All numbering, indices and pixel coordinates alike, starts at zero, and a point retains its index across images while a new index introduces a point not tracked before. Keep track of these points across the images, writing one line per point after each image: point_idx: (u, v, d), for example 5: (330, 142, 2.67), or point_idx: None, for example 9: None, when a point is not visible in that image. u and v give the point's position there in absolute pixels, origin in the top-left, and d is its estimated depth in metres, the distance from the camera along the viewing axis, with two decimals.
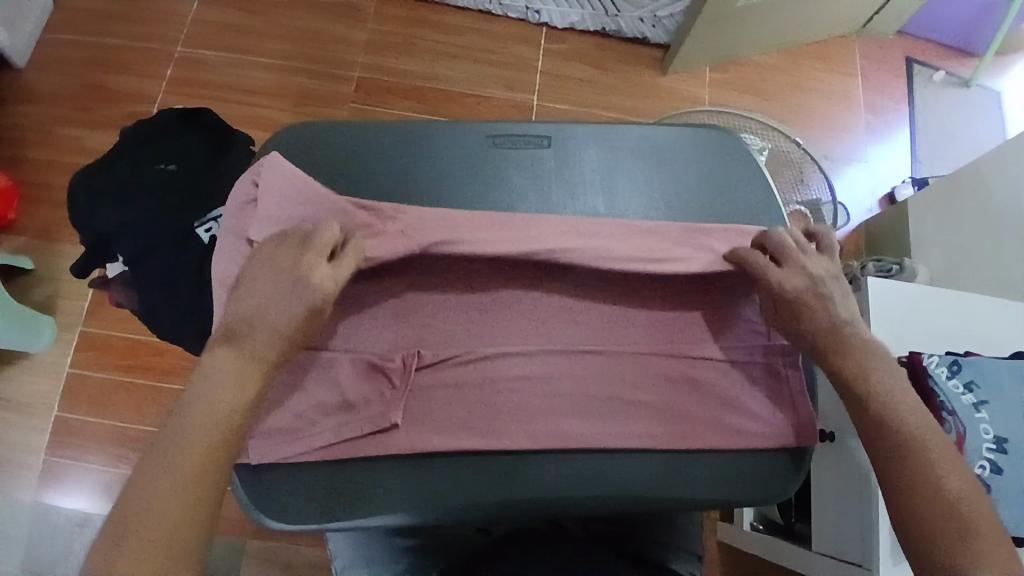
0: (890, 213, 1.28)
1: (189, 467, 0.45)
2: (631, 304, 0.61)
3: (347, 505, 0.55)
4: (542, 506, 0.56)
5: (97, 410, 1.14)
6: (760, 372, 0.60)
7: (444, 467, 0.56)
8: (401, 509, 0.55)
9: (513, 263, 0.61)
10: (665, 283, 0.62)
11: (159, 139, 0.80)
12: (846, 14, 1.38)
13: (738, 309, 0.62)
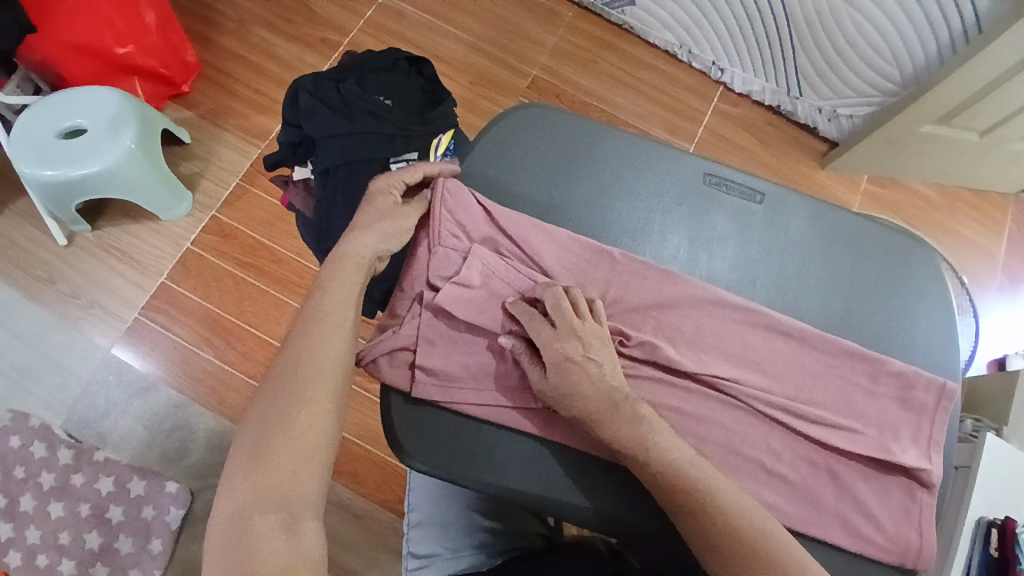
0: (997, 380, 1.25)
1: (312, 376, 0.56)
2: (793, 374, 0.63)
3: (477, 460, 0.61)
4: (645, 531, 0.61)
5: (201, 290, 1.19)
6: (900, 486, 0.61)
7: (571, 463, 0.62)
8: (518, 483, 0.61)
9: (691, 301, 0.63)
10: (826, 371, 0.63)
11: (383, 73, 0.85)
12: (1016, 174, 1.36)
13: (891, 418, 0.62)
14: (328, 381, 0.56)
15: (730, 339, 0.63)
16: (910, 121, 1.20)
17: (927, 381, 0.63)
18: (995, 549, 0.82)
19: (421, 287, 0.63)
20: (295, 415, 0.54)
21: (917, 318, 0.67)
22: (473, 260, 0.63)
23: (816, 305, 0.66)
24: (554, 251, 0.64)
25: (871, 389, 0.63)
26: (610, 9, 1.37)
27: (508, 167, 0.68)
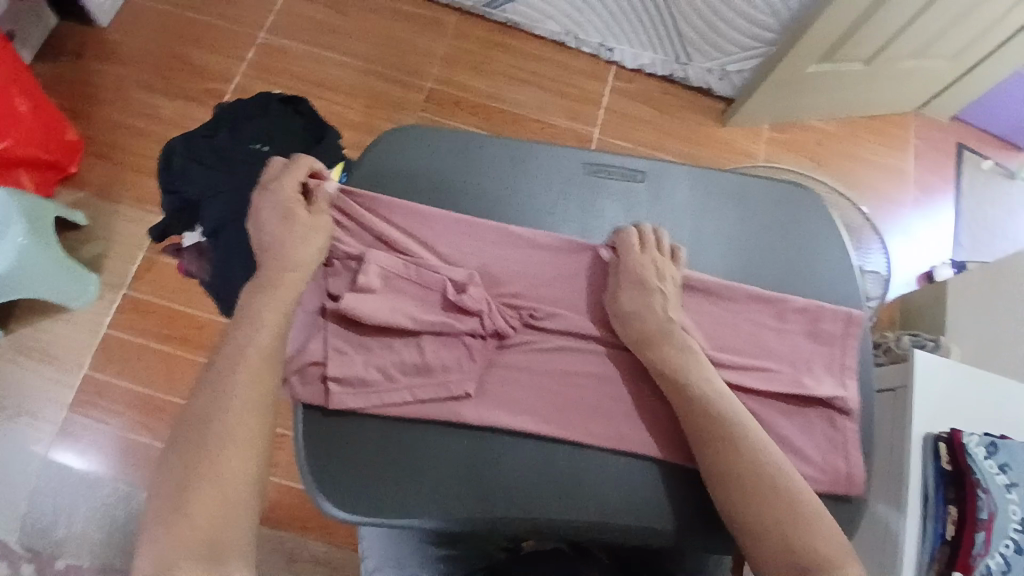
0: (926, 292, 1.30)
1: (238, 402, 0.55)
2: (702, 330, 0.65)
3: (393, 501, 0.59)
4: (576, 530, 0.60)
5: (129, 373, 1.14)
6: (821, 425, 0.63)
7: (489, 482, 0.60)
8: (437, 515, 0.59)
9: (589, 271, 0.66)
10: (728, 320, 0.65)
11: (257, 118, 0.82)
12: (908, 93, 1.42)
13: (801, 354, 0.64)
14: (252, 410, 0.56)
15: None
16: (795, 64, 1.23)
17: (828, 313, 0.66)
18: (947, 461, 0.84)
19: (323, 302, 0.64)
20: (214, 459, 0.53)
21: (809, 259, 0.70)
22: (370, 264, 0.64)
23: (712, 263, 0.68)
24: (451, 243, 0.66)
25: (778, 328, 0.65)
26: (491, 9, 1.37)
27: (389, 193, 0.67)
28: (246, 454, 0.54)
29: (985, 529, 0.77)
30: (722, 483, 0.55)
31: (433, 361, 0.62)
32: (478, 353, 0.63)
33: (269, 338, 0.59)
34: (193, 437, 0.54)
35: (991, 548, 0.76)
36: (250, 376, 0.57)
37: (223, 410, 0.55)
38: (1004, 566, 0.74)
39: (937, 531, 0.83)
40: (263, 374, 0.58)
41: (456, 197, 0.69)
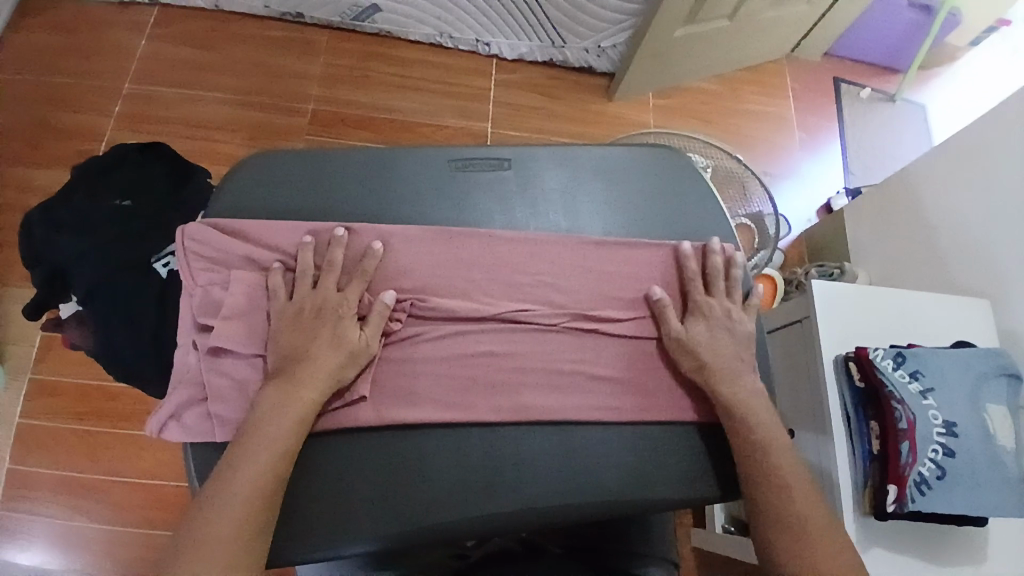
0: (827, 225, 1.36)
1: (251, 472, 0.54)
2: (591, 283, 0.68)
3: (320, 535, 0.58)
4: (508, 521, 0.60)
5: (48, 459, 1.09)
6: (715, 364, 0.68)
7: (414, 495, 0.60)
8: (367, 538, 0.58)
9: (473, 256, 0.67)
10: (610, 274, 0.69)
11: (115, 174, 0.80)
12: (778, 39, 1.48)
13: (681, 292, 0.69)
14: (263, 481, 0.54)
15: (524, 268, 0.68)
16: (664, 30, 1.27)
17: (707, 251, 0.70)
18: (859, 379, 0.88)
19: (193, 333, 0.62)
20: (221, 522, 0.52)
21: (680, 213, 0.73)
22: (237, 284, 0.63)
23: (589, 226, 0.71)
24: (318, 248, 0.65)
25: (656, 273, 0.70)
26: (361, 21, 1.36)
27: (255, 223, 0.65)
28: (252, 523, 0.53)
29: (909, 438, 0.83)
30: (740, 429, 0.62)
31: (308, 375, 0.59)
32: (358, 351, 0.61)
33: (292, 409, 0.57)
34: (202, 510, 0.52)
35: (918, 455, 0.82)
36: (275, 441, 0.56)
37: (240, 475, 0.54)
38: (937, 470, 0.81)
39: (864, 449, 0.87)
40: (284, 441, 0.56)
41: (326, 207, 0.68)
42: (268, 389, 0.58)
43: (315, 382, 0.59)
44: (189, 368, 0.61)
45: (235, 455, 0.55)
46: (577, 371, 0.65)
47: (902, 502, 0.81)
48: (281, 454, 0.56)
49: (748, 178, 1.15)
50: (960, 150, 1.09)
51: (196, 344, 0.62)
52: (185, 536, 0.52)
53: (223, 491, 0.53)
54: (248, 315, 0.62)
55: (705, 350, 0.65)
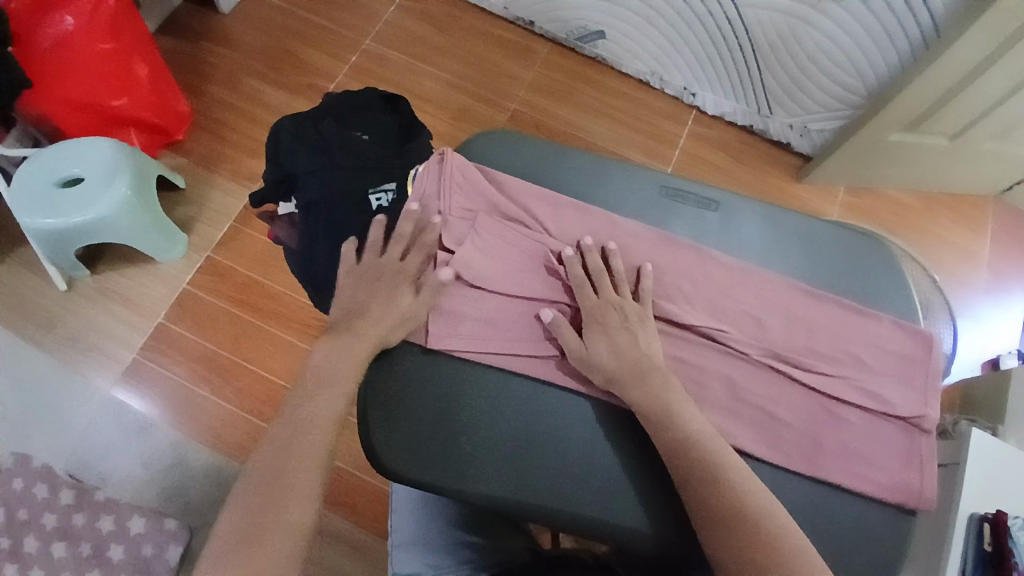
0: (990, 379, 1.25)
1: (303, 439, 0.59)
2: (793, 333, 0.68)
3: (447, 474, 0.64)
4: (609, 528, 0.64)
5: (198, 329, 1.22)
6: (884, 466, 0.65)
7: (535, 470, 0.65)
8: (485, 492, 0.64)
9: (680, 271, 0.69)
10: (811, 334, 0.68)
11: (359, 112, 0.90)
12: (992, 175, 1.39)
13: (875, 378, 0.67)
14: (308, 446, 0.59)
15: (720, 299, 0.69)
16: (878, 131, 1.23)
17: (909, 345, 0.69)
18: (988, 543, 0.81)
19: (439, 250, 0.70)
20: (302, 430, 0.60)
21: (870, 303, 0.71)
22: (482, 223, 0.70)
23: (795, 281, 0.70)
24: (557, 220, 0.71)
25: (864, 346, 0.68)
26: (583, 43, 1.44)
27: (506, 176, 0.73)
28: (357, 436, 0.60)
29: None
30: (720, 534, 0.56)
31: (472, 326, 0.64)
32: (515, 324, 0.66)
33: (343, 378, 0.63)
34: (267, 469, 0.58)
35: None
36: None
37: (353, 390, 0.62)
38: None
39: None
40: (354, 372, 0.64)
41: (569, 187, 0.75)
42: (430, 333, 0.64)
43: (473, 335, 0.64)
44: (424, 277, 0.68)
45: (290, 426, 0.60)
46: (738, 423, 0.65)
47: None
48: (324, 428, 0.61)
49: None
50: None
51: (437, 259, 0.69)
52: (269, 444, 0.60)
53: (285, 452, 0.59)
54: (486, 254, 0.69)
55: (679, 436, 0.60)
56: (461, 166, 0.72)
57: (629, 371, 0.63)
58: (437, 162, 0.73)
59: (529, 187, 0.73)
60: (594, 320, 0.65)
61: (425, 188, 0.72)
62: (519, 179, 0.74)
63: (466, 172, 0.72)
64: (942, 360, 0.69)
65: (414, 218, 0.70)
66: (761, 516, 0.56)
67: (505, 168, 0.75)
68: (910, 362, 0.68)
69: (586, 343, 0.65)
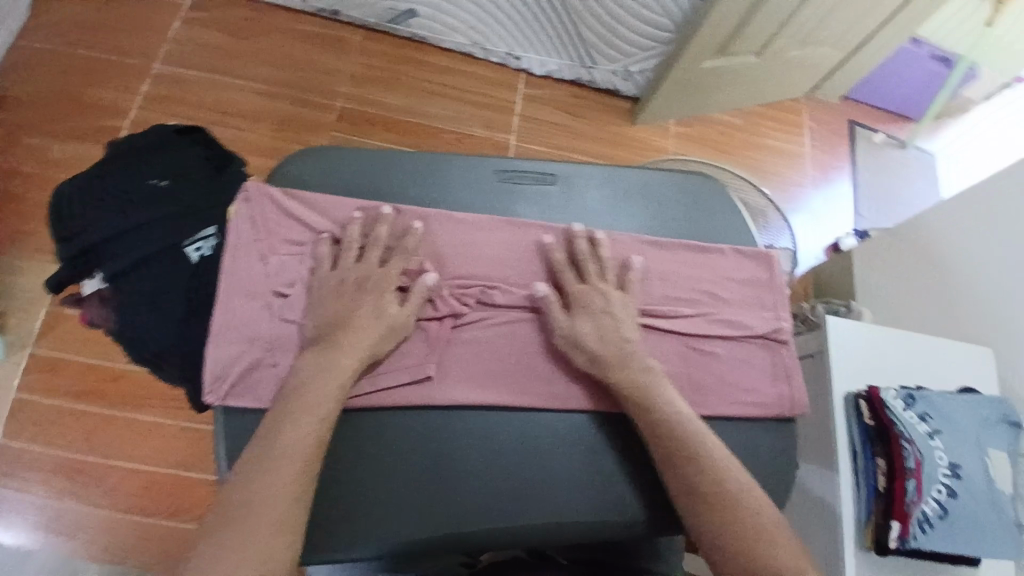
0: (836, 263, 1.39)
1: (279, 479, 0.52)
2: (652, 287, 0.70)
3: (341, 535, 0.58)
4: (530, 534, 0.61)
5: (43, 437, 1.07)
6: (761, 387, 0.69)
7: (437, 498, 0.60)
8: (384, 540, 0.58)
9: (536, 254, 0.69)
10: (668, 283, 0.70)
11: (153, 154, 0.80)
12: (799, 79, 1.52)
13: (733, 308, 0.71)
14: (285, 487, 0.52)
15: (581, 272, 0.69)
16: (693, 60, 1.29)
17: (754, 269, 0.73)
18: (869, 417, 0.87)
19: (268, 296, 0.63)
20: (280, 473, 0.53)
21: (714, 237, 0.74)
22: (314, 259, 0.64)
23: (643, 235, 0.72)
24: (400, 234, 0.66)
25: (716, 281, 0.71)
26: (396, 24, 1.37)
27: (325, 196, 0.67)
28: (300, 480, 0.53)
29: (915, 477, 0.82)
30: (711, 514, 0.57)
31: (352, 341, 0.60)
32: (401, 325, 0.62)
33: (324, 395, 0.57)
34: (222, 521, 0.51)
35: (923, 495, 0.81)
36: (319, 404, 0.57)
37: (286, 437, 0.54)
38: (940, 511, 0.81)
39: (870, 486, 0.86)
40: (329, 403, 0.57)
41: (401, 192, 0.69)
42: (306, 356, 0.59)
43: (357, 348, 0.60)
44: (261, 333, 0.62)
45: (254, 465, 0.53)
46: None
47: (904, 539, 0.80)
48: (302, 464, 0.54)
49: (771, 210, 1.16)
50: (981, 197, 1.10)
51: (271, 309, 0.63)
52: (238, 489, 0.52)
53: (244, 500, 0.51)
54: (325, 292, 0.63)
55: (658, 423, 0.60)
56: (277, 198, 0.65)
57: (612, 352, 0.63)
58: (243, 201, 0.64)
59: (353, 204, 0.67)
60: (578, 305, 0.65)
61: (240, 234, 0.63)
62: (340, 197, 0.68)
63: (281, 204, 0.65)
64: (783, 274, 0.74)
65: (236, 271, 0.62)
66: (736, 489, 0.57)
67: (323, 187, 0.68)
68: (762, 288, 0.72)
69: (573, 324, 0.64)
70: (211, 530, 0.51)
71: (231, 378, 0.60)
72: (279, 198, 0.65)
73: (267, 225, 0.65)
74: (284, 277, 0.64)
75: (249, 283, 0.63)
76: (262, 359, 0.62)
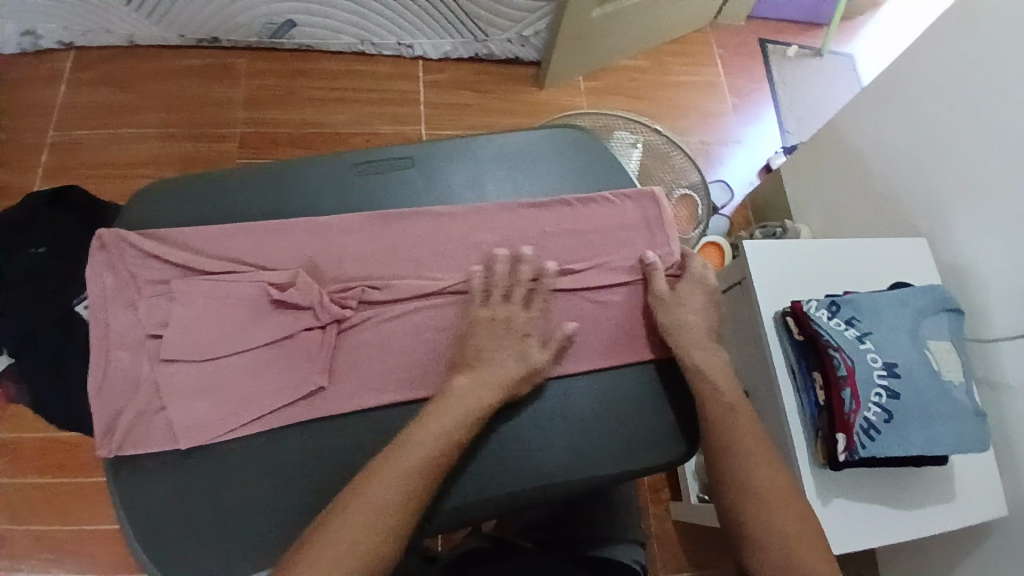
0: (769, 184, 1.37)
1: (365, 524, 0.52)
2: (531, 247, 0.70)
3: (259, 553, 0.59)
4: (451, 514, 0.62)
5: (12, 522, 1.07)
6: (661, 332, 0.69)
7: None
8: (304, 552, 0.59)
9: (408, 239, 0.68)
10: (548, 245, 0.70)
11: (29, 224, 0.80)
12: (697, 9, 1.50)
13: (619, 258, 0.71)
14: (374, 534, 0.52)
15: (458, 249, 0.68)
16: (580, 13, 1.27)
17: (636, 211, 0.72)
18: (798, 333, 0.87)
19: (143, 341, 0.63)
20: (368, 520, 0.52)
21: (585, 186, 0.74)
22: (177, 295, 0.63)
23: (511, 200, 0.72)
24: (263, 253, 0.66)
25: (594, 232, 0.71)
26: (279, 39, 1.35)
27: (185, 230, 0.66)
28: (392, 530, 0.53)
29: (851, 384, 0.82)
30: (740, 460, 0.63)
31: (493, 374, 0.61)
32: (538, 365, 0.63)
33: (440, 444, 0.57)
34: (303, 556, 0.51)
35: (863, 401, 0.81)
36: (422, 460, 0.56)
37: (422, 445, 0.57)
38: (884, 415, 0.80)
39: (811, 402, 0.86)
40: (437, 454, 0.57)
41: (265, 210, 0.69)
42: (447, 394, 0.60)
43: (486, 390, 0.61)
44: (141, 380, 0.62)
45: (344, 506, 0.53)
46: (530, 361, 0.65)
47: (852, 450, 0.80)
48: (395, 512, 0.54)
49: (674, 150, 1.18)
50: (884, 89, 1.09)
51: (147, 353, 0.63)
52: (323, 526, 0.52)
53: (332, 538, 0.51)
54: (197, 325, 0.63)
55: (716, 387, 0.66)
56: (133, 243, 0.65)
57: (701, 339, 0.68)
58: (99, 252, 0.64)
59: (213, 233, 0.66)
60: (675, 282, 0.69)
61: (104, 286, 0.64)
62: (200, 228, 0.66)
63: (138, 248, 0.65)
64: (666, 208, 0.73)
65: (106, 322, 0.63)
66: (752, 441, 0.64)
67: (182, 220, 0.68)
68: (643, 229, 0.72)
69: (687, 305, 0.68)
70: (305, 542, 0.52)
71: (122, 428, 0.61)
72: (133, 243, 0.65)
73: (126, 271, 0.64)
74: (149, 320, 0.63)
75: (122, 332, 0.63)
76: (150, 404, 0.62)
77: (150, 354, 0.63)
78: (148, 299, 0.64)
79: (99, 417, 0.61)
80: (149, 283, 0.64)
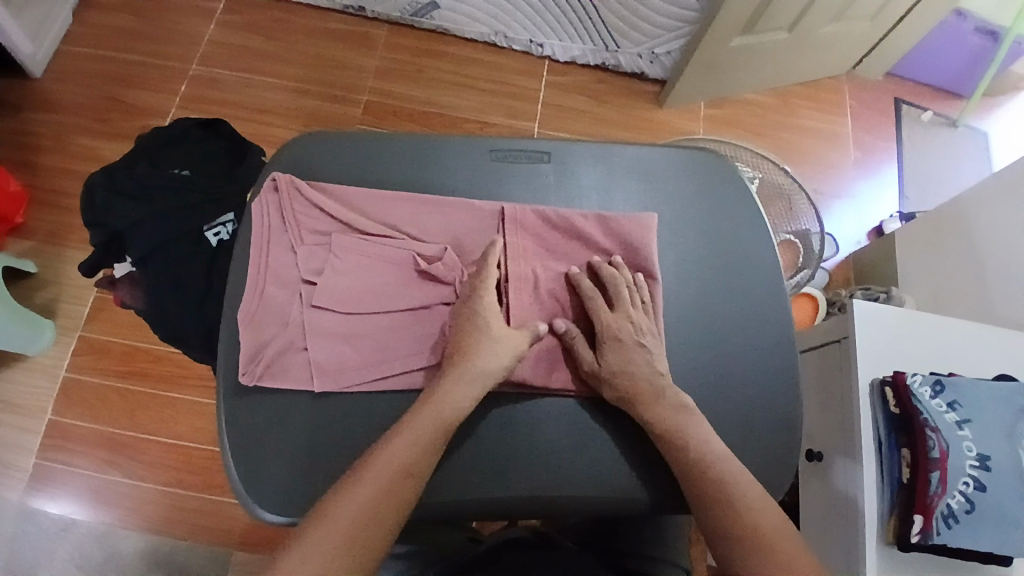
0: (877, 247, 1.31)
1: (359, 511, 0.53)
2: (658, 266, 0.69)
3: None
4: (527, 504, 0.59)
5: (92, 414, 1.14)
6: (768, 377, 0.66)
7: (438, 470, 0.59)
8: None
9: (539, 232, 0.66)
10: (677, 271, 0.69)
11: (174, 145, 0.86)
12: (837, 56, 1.45)
13: (741, 294, 0.69)
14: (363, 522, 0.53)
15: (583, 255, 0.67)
16: (717, 40, 1.25)
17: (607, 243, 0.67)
18: (895, 405, 0.80)
19: (297, 284, 0.62)
20: (361, 501, 0.53)
21: (709, 218, 0.71)
22: (336, 247, 0.63)
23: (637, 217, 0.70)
24: (415, 222, 0.65)
25: (717, 266, 0.70)
26: (419, 17, 1.39)
27: (345, 187, 0.66)
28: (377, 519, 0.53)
29: (940, 468, 0.74)
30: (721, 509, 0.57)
31: (466, 367, 0.58)
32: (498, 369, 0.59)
33: (429, 437, 0.56)
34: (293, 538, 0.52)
35: (949, 487, 0.74)
36: (413, 451, 0.55)
37: (405, 433, 0.56)
38: (966, 505, 0.73)
39: (894, 477, 0.79)
40: (428, 449, 0.56)
41: (411, 179, 0.68)
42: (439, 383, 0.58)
43: (454, 388, 0.58)
44: (292, 320, 0.61)
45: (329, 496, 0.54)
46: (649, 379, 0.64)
47: (927, 533, 0.73)
48: (383, 508, 0.54)
49: (797, 194, 1.17)
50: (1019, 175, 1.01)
51: (300, 296, 0.62)
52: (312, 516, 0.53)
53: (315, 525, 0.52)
54: (351, 280, 0.62)
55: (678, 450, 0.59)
56: (293, 185, 0.64)
57: (644, 392, 0.60)
58: (271, 191, 0.65)
59: (371, 194, 0.65)
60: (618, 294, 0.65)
61: (269, 224, 0.64)
62: (354, 187, 0.66)
63: (299, 192, 0.64)
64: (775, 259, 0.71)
65: (268, 259, 0.63)
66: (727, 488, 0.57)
67: (336, 175, 0.68)
68: (770, 278, 0.70)
69: (603, 358, 0.62)
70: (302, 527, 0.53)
71: (266, 359, 0.60)
72: (295, 187, 0.64)
73: (288, 209, 0.64)
74: (300, 263, 0.62)
75: (278, 271, 0.62)
76: (297, 344, 0.60)
77: (305, 298, 0.62)
78: (304, 242, 0.63)
79: (247, 346, 0.60)
80: (308, 227, 0.64)
